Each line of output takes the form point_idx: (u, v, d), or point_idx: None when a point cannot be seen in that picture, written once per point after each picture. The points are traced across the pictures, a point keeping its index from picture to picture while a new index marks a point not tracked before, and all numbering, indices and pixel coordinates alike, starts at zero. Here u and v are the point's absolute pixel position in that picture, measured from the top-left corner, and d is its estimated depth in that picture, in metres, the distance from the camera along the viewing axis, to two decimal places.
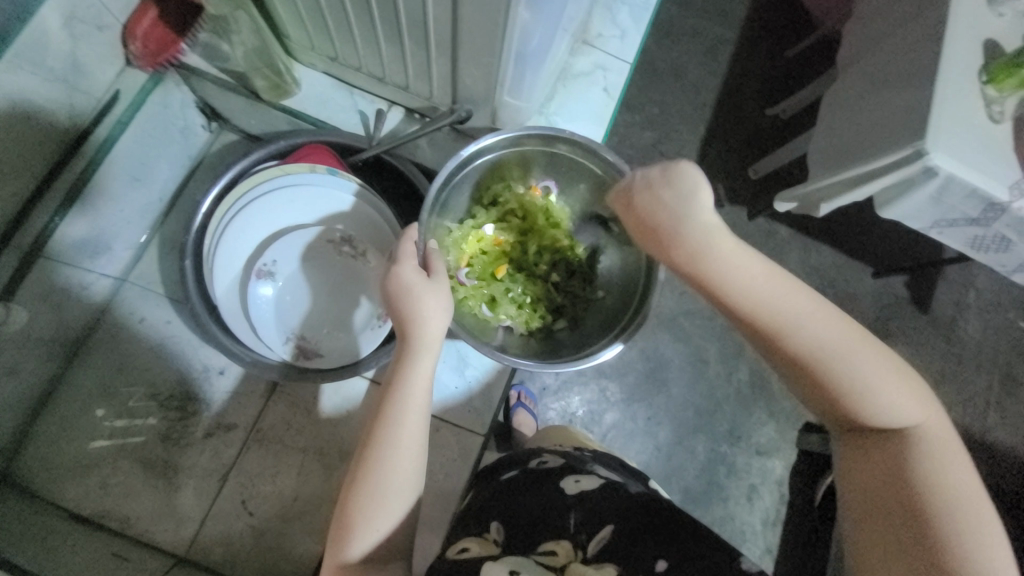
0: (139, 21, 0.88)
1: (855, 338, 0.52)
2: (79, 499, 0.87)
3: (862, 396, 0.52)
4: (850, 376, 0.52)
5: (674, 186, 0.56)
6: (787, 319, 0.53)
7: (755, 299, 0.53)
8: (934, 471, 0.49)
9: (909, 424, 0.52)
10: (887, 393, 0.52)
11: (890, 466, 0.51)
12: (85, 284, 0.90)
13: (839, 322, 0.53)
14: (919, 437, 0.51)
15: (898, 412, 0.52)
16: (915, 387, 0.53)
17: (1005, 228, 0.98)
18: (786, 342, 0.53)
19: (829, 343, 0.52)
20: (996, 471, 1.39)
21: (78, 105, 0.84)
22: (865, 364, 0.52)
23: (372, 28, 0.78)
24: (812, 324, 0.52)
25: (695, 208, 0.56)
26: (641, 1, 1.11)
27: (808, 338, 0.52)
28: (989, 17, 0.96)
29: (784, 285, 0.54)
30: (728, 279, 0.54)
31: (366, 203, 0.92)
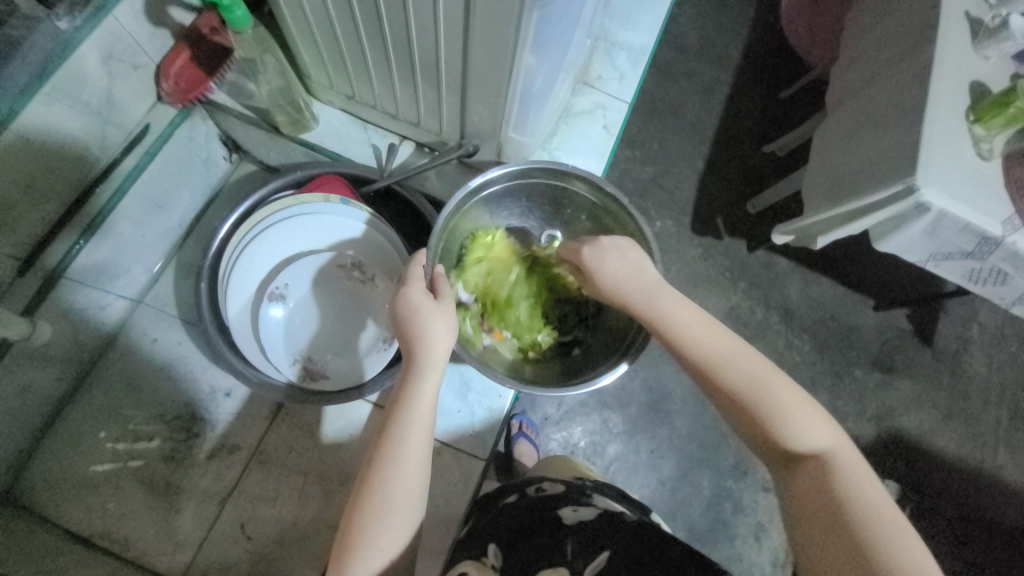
0: (172, 61, 0.93)
1: (769, 371, 0.57)
2: (78, 520, 0.87)
3: (780, 424, 0.54)
4: (769, 402, 0.55)
5: (620, 250, 0.69)
6: (709, 353, 0.59)
7: (681, 336, 0.61)
8: (862, 496, 0.49)
9: (824, 453, 0.53)
10: (803, 421, 0.54)
11: (817, 496, 0.51)
12: (101, 305, 0.94)
13: (756, 357, 0.59)
14: (836, 464, 0.52)
15: (812, 440, 0.54)
16: (829, 421, 0.55)
17: (1001, 262, 1.00)
18: (711, 374, 0.59)
19: (746, 377, 0.57)
20: (1011, 511, 1.36)
21: (109, 136, 0.89)
22: (779, 394, 0.56)
23: (389, 69, 0.83)
24: (732, 358, 0.59)
25: (634, 267, 0.68)
26: (639, 47, 1.18)
27: (729, 370, 0.58)
28: (973, 61, 1.02)
29: (706, 324, 0.62)
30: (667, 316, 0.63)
31: (376, 231, 0.96)
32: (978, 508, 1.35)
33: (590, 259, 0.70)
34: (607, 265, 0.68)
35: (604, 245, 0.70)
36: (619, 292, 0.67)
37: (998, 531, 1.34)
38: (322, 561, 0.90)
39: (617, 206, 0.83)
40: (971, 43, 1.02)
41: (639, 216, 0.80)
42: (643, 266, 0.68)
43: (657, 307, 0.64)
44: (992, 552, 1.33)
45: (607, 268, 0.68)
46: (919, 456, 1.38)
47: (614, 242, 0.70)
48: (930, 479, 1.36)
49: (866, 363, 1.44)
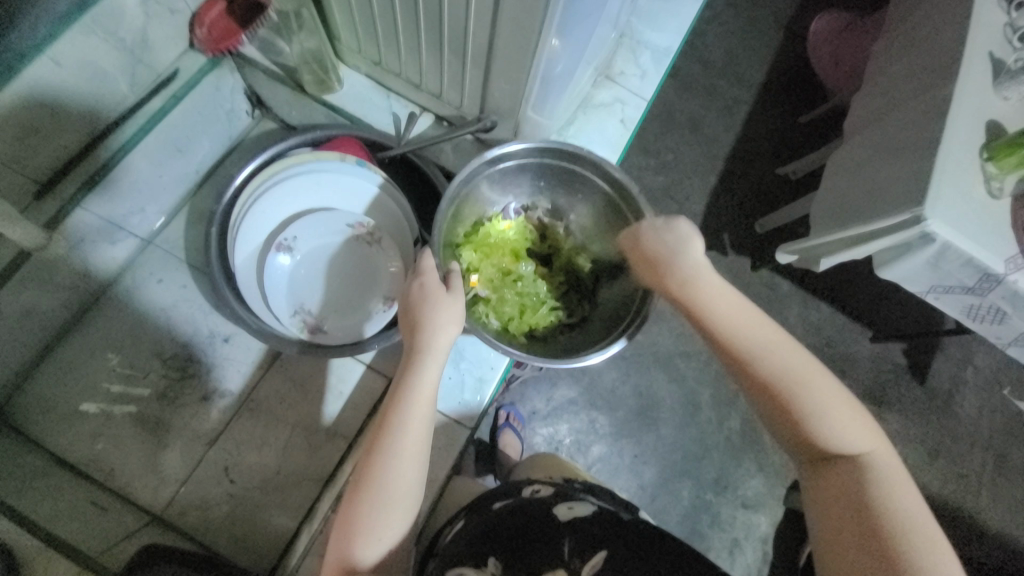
0: (208, 11, 0.98)
1: (817, 370, 0.58)
2: (67, 446, 0.89)
3: (820, 425, 0.56)
4: (809, 405, 0.56)
5: (666, 228, 0.69)
6: (756, 344, 0.59)
7: (730, 326, 0.61)
8: (896, 507, 0.51)
9: (859, 455, 0.55)
10: (843, 422, 0.56)
11: (849, 495, 0.53)
12: (112, 240, 0.96)
13: (802, 351, 0.59)
14: (871, 466, 0.54)
15: (853, 442, 0.55)
16: (868, 420, 0.57)
17: (1000, 300, 1.00)
18: (755, 367, 0.58)
19: (792, 373, 0.57)
20: (987, 556, 1.36)
21: (138, 75, 0.96)
22: (822, 392, 0.57)
23: (416, 37, 0.85)
24: (774, 350, 0.59)
25: (680, 249, 0.67)
26: (663, 47, 1.19)
27: (770, 363, 0.58)
28: (994, 100, 1.02)
29: (755, 318, 0.61)
30: (713, 304, 0.62)
31: (389, 196, 0.98)
32: (953, 549, 1.36)
33: (629, 239, 0.72)
34: (649, 243, 0.69)
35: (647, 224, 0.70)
36: (659, 265, 0.68)
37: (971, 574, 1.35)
38: (301, 511, 0.92)
39: (625, 193, 0.84)
40: (993, 81, 1.02)
41: (646, 206, 0.82)
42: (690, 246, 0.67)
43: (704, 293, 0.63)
44: None
45: (649, 242, 0.69)
46: None
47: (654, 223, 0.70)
48: None
49: (857, 392, 1.45)
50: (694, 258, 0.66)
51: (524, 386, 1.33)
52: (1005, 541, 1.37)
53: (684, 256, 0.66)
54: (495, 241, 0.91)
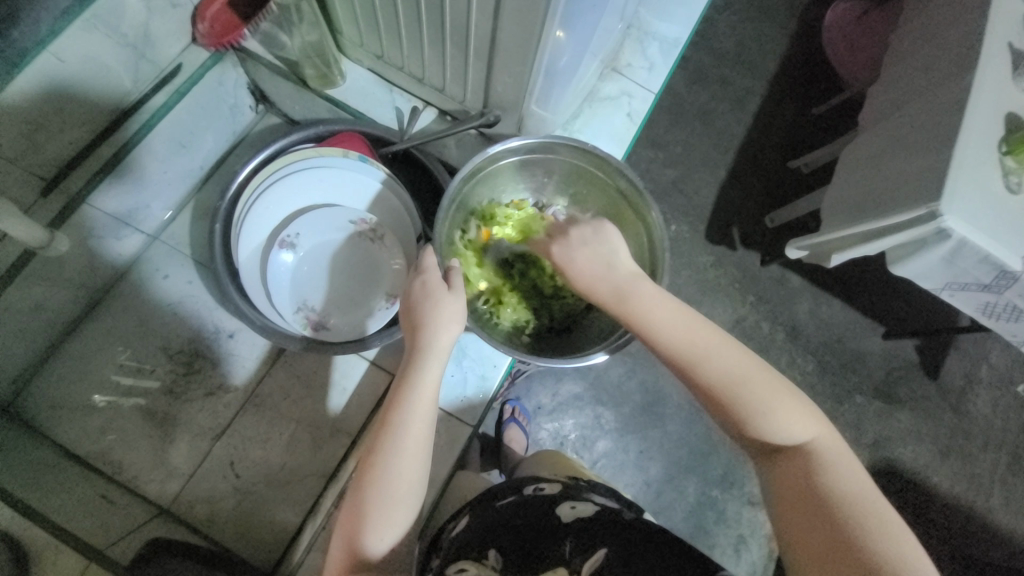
0: (209, 5, 0.98)
1: (753, 365, 0.57)
2: (75, 439, 0.91)
3: (762, 423, 0.55)
4: (750, 403, 0.55)
5: (594, 233, 0.66)
6: (693, 349, 0.58)
7: (662, 335, 0.59)
8: (849, 493, 0.50)
9: (806, 444, 0.54)
10: (783, 414, 0.55)
11: (802, 490, 0.52)
12: (118, 236, 0.96)
13: (740, 349, 0.58)
14: (818, 454, 0.53)
15: (795, 433, 0.54)
16: (812, 410, 0.56)
17: (1017, 298, 0.97)
18: (693, 376, 0.57)
19: (732, 375, 0.56)
20: (998, 555, 1.34)
21: (142, 71, 0.94)
22: (759, 390, 0.56)
23: (418, 30, 0.84)
24: (713, 353, 0.58)
25: (604, 254, 0.65)
26: (672, 38, 1.17)
27: (710, 367, 0.57)
28: (1016, 91, 0.98)
29: (687, 319, 0.60)
30: (648, 309, 0.61)
31: (391, 192, 0.97)
32: (963, 548, 1.34)
33: (558, 249, 0.67)
34: (575, 249, 0.66)
35: (572, 230, 0.68)
36: (589, 274, 0.65)
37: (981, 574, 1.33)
38: (305, 506, 0.93)
39: (632, 189, 0.83)
40: (1014, 72, 0.99)
41: (652, 202, 0.81)
42: (615, 251, 0.65)
43: (637, 297, 0.62)
44: None
45: (577, 249, 0.66)
46: (908, 488, 1.37)
47: (581, 234, 0.67)
48: (918, 512, 1.35)
49: (867, 390, 1.42)
50: (624, 263, 0.65)
51: (529, 382, 1.33)
52: (1017, 541, 1.35)
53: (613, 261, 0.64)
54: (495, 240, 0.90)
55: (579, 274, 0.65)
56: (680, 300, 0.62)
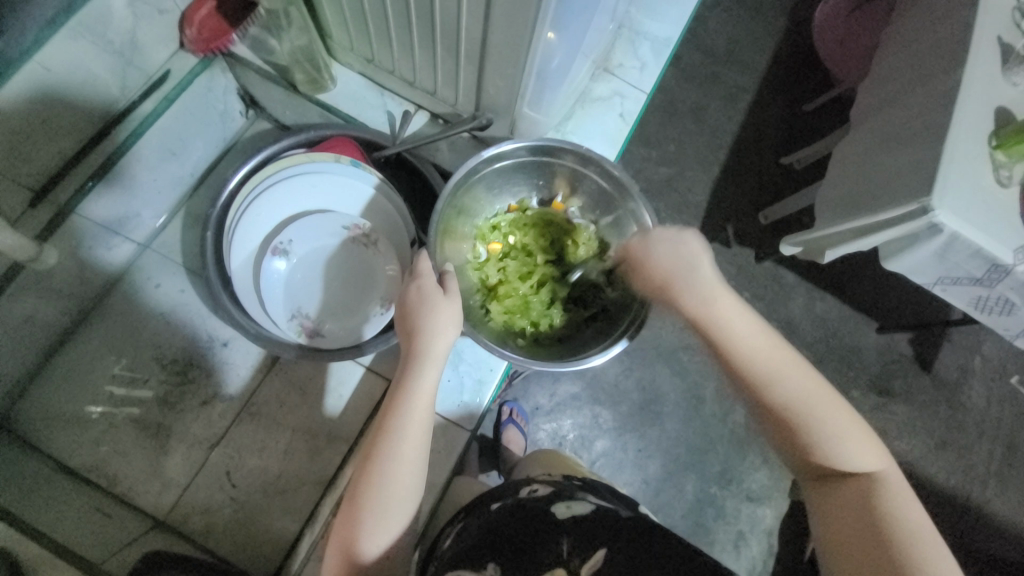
0: (197, 10, 0.97)
1: (822, 389, 0.58)
2: (69, 452, 0.90)
3: (826, 445, 0.55)
4: (819, 427, 0.56)
5: (677, 242, 0.66)
6: (767, 369, 0.58)
7: (739, 345, 0.60)
8: (913, 526, 0.51)
9: (870, 472, 0.54)
10: (849, 440, 0.55)
11: (861, 513, 0.52)
12: (107, 246, 0.95)
13: (812, 374, 0.59)
14: (883, 484, 0.54)
15: (859, 460, 0.55)
16: (876, 440, 0.56)
17: (1009, 291, 0.98)
18: (763, 390, 0.58)
19: (803, 397, 0.57)
20: (994, 545, 1.36)
21: (129, 78, 0.92)
22: (828, 415, 0.56)
23: (408, 33, 0.83)
24: (787, 375, 0.58)
25: (691, 265, 0.65)
26: (662, 38, 1.17)
27: (781, 388, 0.57)
28: (1005, 85, 0.99)
29: (764, 339, 0.60)
30: (728, 324, 0.61)
31: (384, 197, 0.97)
32: (960, 539, 1.35)
33: (641, 249, 0.69)
34: (657, 258, 0.66)
35: (658, 237, 0.67)
36: (670, 283, 0.65)
37: (978, 563, 1.34)
38: (303, 515, 0.92)
39: (624, 193, 0.84)
40: (1002, 66, 0.99)
41: (643, 206, 0.82)
42: (702, 264, 0.64)
43: (720, 310, 0.61)
44: None
45: (660, 257, 0.66)
46: (906, 481, 1.37)
47: (664, 234, 0.67)
48: None
49: (863, 384, 1.43)
50: (707, 276, 0.64)
51: (526, 383, 1.33)
52: (1013, 531, 1.37)
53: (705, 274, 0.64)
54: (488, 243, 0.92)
55: (658, 281, 0.66)
56: (762, 320, 0.62)
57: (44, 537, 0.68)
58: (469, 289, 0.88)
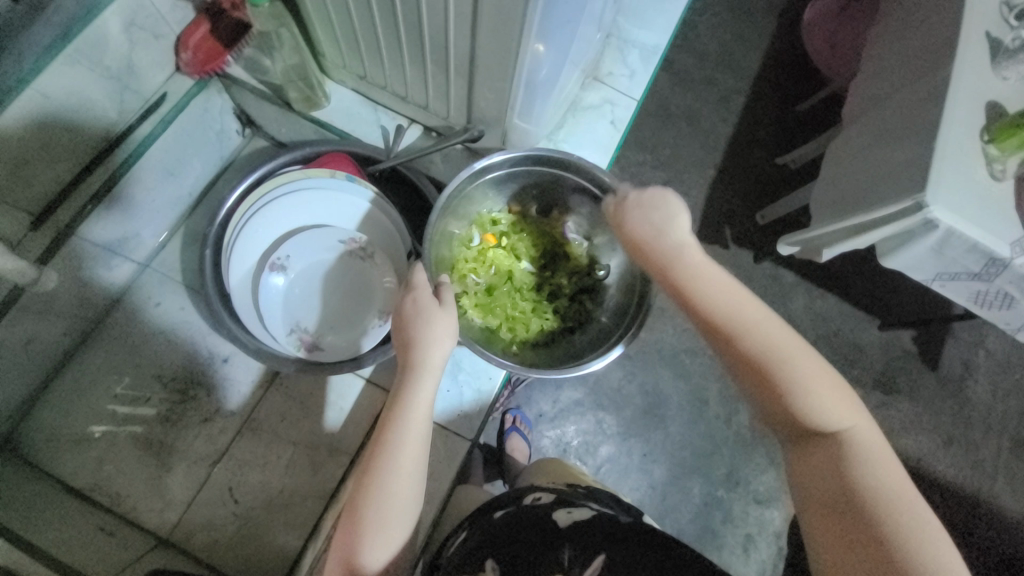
0: (192, 34, 0.98)
1: (796, 342, 0.56)
2: (73, 473, 0.90)
3: (801, 399, 0.54)
4: (791, 381, 0.54)
5: (654, 204, 0.65)
6: (738, 322, 0.57)
7: (711, 301, 0.59)
8: (880, 486, 0.50)
9: (842, 431, 0.53)
10: (824, 394, 0.54)
11: (835, 474, 0.52)
12: (108, 267, 0.97)
13: (787, 329, 0.57)
14: (852, 444, 0.53)
15: (833, 417, 0.54)
16: (851, 397, 0.55)
17: (1008, 285, 0.98)
18: (737, 343, 0.57)
19: (779, 353, 0.55)
20: (1007, 541, 1.34)
21: (127, 101, 0.93)
22: (803, 371, 0.55)
23: (399, 50, 0.85)
24: (758, 328, 0.56)
25: (667, 225, 0.64)
26: (651, 45, 1.19)
27: (754, 341, 0.56)
28: (994, 80, 1.00)
29: (733, 294, 0.59)
30: (696, 282, 0.60)
31: (380, 210, 0.98)
32: (972, 536, 1.34)
33: (615, 212, 0.67)
34: (634, 220, 0.65)
35: (634, 200, 0.66)
36: (642, 246, 0.65)
37: (991, 559, 1.33)
38: (306, 529, 0.92)
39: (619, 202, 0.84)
40: (990, 62, 1.00)
41: None
42: (678, 225, 0.64)
43: (688, 270, 0.61)
44: None
45: (637, 222, 0.65)
46: (914, 479, 1.37)
47: (641, 198, 0.66)
48: (925, 502, 1.35)
49: (867, 381, 1.43)
50: (679, 235, 0.63)
51: (529, 390, 1.33)
52: None
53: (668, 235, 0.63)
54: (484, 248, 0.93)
55: (633, 242, 0.66)
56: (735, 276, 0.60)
57: (50, 557, 0.68)
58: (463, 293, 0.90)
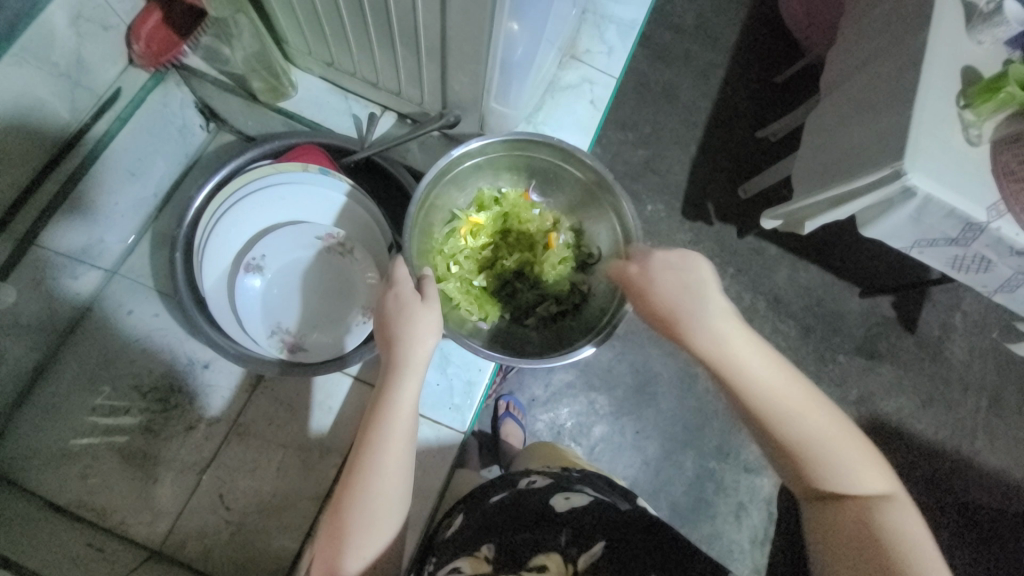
0: (143, 24, 0.91)
1: (832, 419, 0.56)
2: (56, 490, 0.87)
3: (833, 469, 0.54)
4: (827, 455, 0.54)
5: (680, 270, 0.63)
6: (777, 402, 0.56)
7: (750, 385, 0.57)
8: (909, 541, 0.50)
9: (873, 494, 0.53)
10: (854, 464, 0.54)
11: (864, 529, 0.51)
12: (74, 275, 0.92)
13: (827, 404, 0.56)
14: (886, 505, 0.52)
15: (862, 482, 0.54)
16: (880, 463, 0.55)
17: (984, 249, 0.99)
18: (774, 428, 0.56)
19: (814, 432, 0.55)
20: (984, 492, 1.40)
21: (79, 100, 0.87)
22: (841, 445, 0.55)
23: (367, 34, 0.81)
24: (795, 406, 0.55)
25: (698, 292, 0.61)
26: (628, 20, 1.15)
27: (793, 421, 0.55)
28: (970, 44, 0.99)
29: (780, 372, 0.57)
30: (744, 359, 0.57)
31: (358, 203, 0.95)
32: (951, 489, 1.39)
33: (642, 280, 0.66)
34: (662, 287, 0.63)
35: (659, 263, 0.65)
36: (672, 312, 0.62)
37: (970, 510, 1.38)
38: (301, 531, 0.92)
39: (601, 182, 0.82)
40: (967, 24, 0.99)
41: (622, 195, 0.81)
42: (708, 294, 0.61)
43: (733, 345, 0.58)
44: (963, 530, 1.37)
45: (663, 284, 0.64)
46: (896, 440, 1.41)
47: (666, 261, 0.64)
48: (906, 462, 1.40)
49: (850, 348, 1.45)
50: (717, 304, 0.60)
51: (520, 376, 1.32)
52: (1001, 477, 1.41)
53: (706, 300, 0.60)
54: (468, 225, 0.89)
55: (661, 308, 0.63)
56: (779, 353, 0.59)
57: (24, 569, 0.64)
58: (444, 273, 0.87)
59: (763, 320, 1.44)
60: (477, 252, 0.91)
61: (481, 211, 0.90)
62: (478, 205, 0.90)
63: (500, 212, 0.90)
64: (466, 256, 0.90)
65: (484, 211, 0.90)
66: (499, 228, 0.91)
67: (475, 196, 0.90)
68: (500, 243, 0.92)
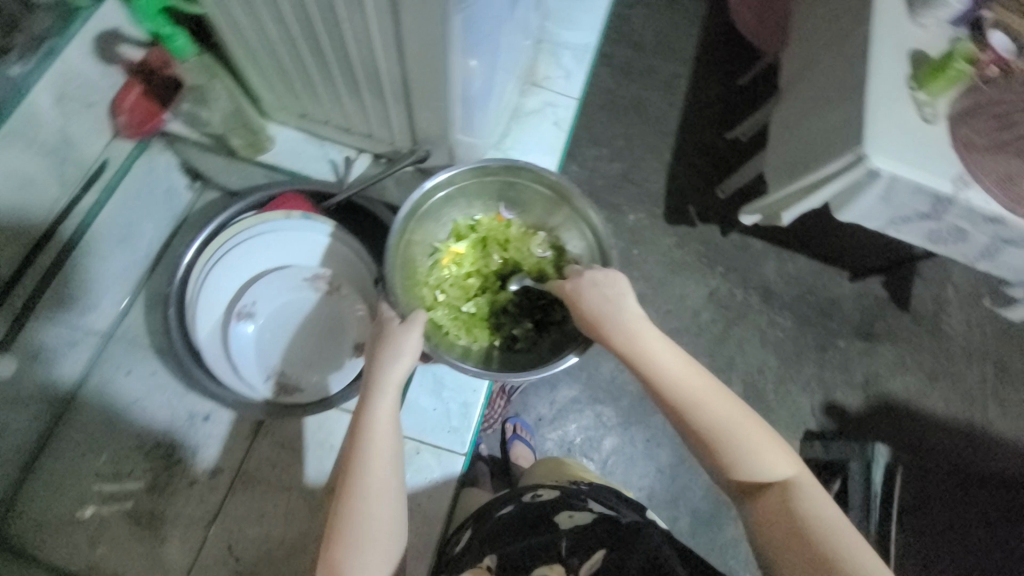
0: (126, 96, 0.96)
1: (739, 410, 0.61)
2: (67, 557, 0.88)
3: (744, 458, 0.59)
4: (736, 447, 0.59)
5: (607, 284, 0.69)
6: (690, 393, 0.62)
7: (665, 378, 0.63)
8: (824, 519, 0.53)
9: (785, 479, 0.58)
10: (763, 453, 0.59)
11: (783, 513, 0.55)
12: (71, 342, 0.95)
13: (732, 397, 0.62)
14: (797, 489, 0.57)
15: (773, 469, 0.58)
16: (789, 449, 0.60)
17: (957, 220, 1.03)
18: (690, 415, 0.61)
19: (723, 421, 0.60)
20: (1003, 462, 1.40)
21: (68, 174, 0.91)
22: (747, 433, 0.60)
23: (335, 84, 0.86)
24: (703, 399, 0.61)
25: (618, 303, 0.68)
26: (582, 44, 1.22)
27: (704, 411, 0.61)
28: (913, 30, 1.05)
29: (688, 367, 0.64)
30: (655, 357, 0.64)
31: (341, 242, 0.98)
32: (969, 463, 1.39)
33: (573, 293, 0.71)
34: (589, 297, 0.69)
35: (588, 278, 0.70)
36: (597, 321, 0.68)
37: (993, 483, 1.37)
38: None
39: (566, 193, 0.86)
40: (909, 12, 1.05)
41: (586, 202, 0.85)
42: (624, 301, 0.68)
43: (646, 343, 0.65)
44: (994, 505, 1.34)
45: (590, 299, 0.69)
46: (907, 420, 1.41)
47: (593, 276, 0.70)
48: (921, 440, 1.40)
49: (848, 333, 1.47)
50: (630, 309, 0.67)
51: (524, 397, 1.33)
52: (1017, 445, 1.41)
53: (618, 309, 0.67)
54: (451, 257, 0.94)
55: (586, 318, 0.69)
56: (688, 353, 0.65)
57: None
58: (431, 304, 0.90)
59: (758, 315, 1.47)
60: (462, 280, 0.94)
61: (460, 242, 0.94)
62: (457, 237, 0.95)
63: (478, 239, 0.95)
64: (451, 285, 0.93)
65: (462, 241, 0.94)
66: (481, 255, 0.95)
67: (453, 228, 0.95)
68: (483, 268, 0.95)
